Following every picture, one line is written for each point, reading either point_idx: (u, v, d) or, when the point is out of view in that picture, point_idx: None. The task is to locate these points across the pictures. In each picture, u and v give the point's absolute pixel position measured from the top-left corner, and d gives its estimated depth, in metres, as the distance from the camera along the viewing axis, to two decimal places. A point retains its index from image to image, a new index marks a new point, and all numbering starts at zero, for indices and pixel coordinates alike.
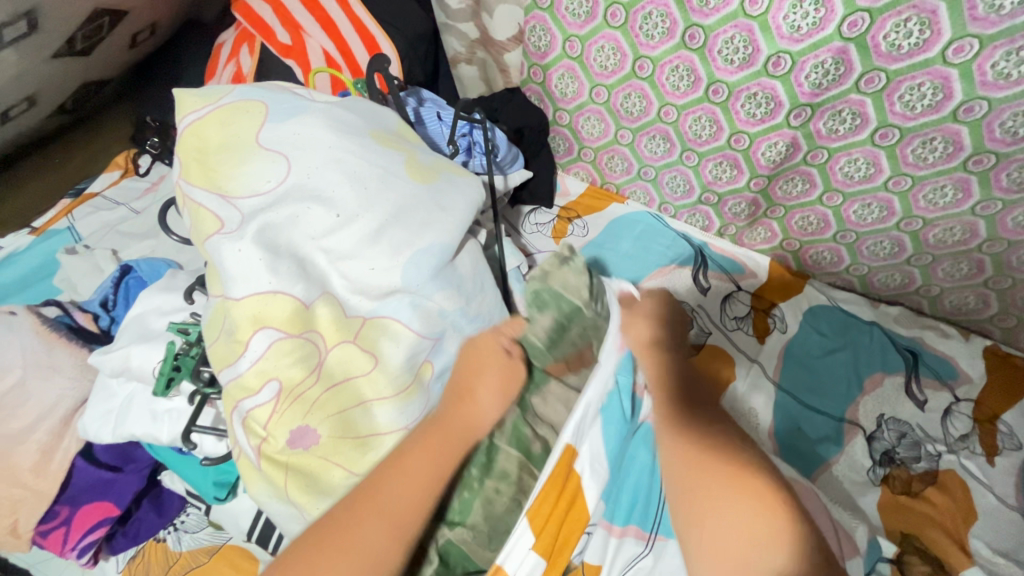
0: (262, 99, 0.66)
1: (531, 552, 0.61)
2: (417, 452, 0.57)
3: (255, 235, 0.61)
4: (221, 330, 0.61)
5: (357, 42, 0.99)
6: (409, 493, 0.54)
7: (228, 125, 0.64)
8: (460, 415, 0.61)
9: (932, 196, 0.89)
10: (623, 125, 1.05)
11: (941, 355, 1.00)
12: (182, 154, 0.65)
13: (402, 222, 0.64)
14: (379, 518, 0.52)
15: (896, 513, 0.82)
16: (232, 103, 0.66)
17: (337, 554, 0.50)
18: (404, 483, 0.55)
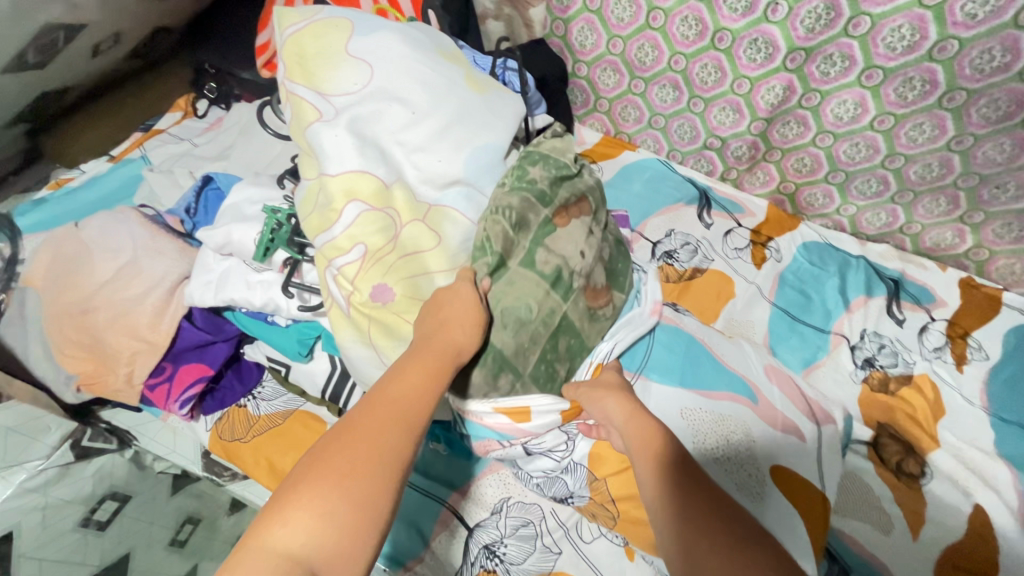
0: (346, 16, 0.68)
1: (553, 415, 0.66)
2: (411, 364, 0.52)
3: (349, 124, 0.63)
4: (315, 205, 0.63)
5: None
6: (416, 397, 0.50)
7: (321, 37, 0.65)
8: (441, 334, 0.56)
9: (913, 133, 1.00)
10: (637, 75, 1.16)
11: (921, 283, 1.12)
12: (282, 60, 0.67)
13: (466, 122, 0.67)
14: (389, 417, 0.47)
15: (875, 407, 0.94)
16: (324, 16, 0.67)
17: (333, 472, 0.43)
18: (399, 399, 0.49)
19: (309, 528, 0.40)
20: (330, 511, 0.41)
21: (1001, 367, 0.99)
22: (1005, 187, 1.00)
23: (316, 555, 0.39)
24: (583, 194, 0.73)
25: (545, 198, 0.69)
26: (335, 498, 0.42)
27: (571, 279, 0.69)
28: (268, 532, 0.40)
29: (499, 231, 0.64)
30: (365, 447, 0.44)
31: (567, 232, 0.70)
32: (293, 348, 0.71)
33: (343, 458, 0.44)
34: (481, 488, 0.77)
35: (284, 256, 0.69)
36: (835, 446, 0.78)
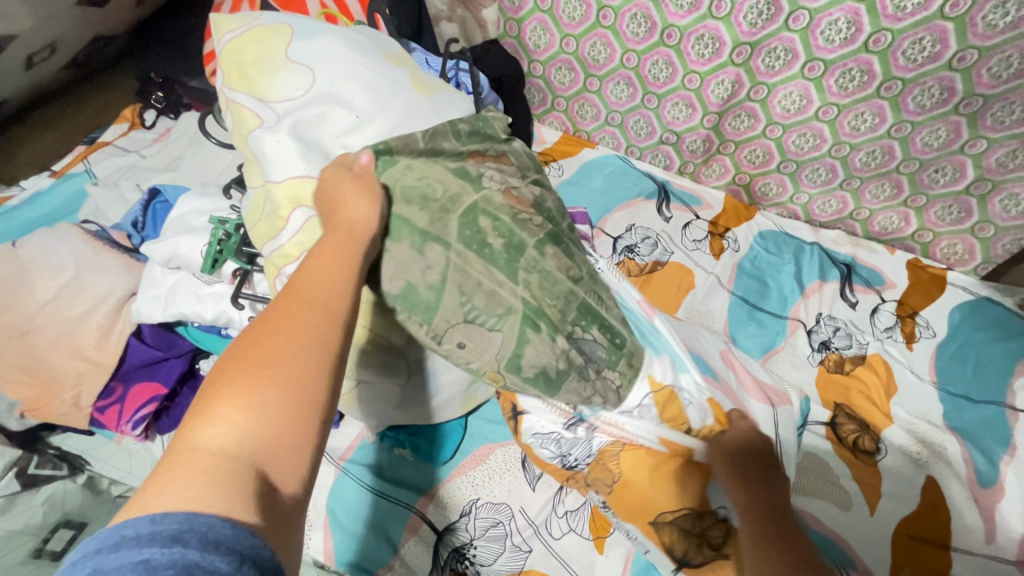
0: (287, 21, 0.67)
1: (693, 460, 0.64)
2: (321, 255, 0.49)
3: (292, 128, 0.61)
4: (262, 213, 0.62)
5: None
6: (331, 281, 0.47)
7: (261, 43, 0.64)
8: (345, 229, 0.53)
9: (855, 122, 1.03)
10: (591, 73, 1.18)
11: (871, 267, 1.16)
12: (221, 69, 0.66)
13: (412, 124, 0.66)
14: (296, 308, 0.44)
15: (831, 388, 0.97)
16: (264, 23, 0.66)
17: (258, 361, 0.40)
18: (312, 286, 0.46)
19: (239, 418, 0.37)
20: (255, 401, 0.38)
21: (947, 343, 1.04)
22: (942, 171, 1.05)
23: (249, 447, 0.37)
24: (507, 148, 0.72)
25: (461, 130, 0.68)
26: (257, 387, 0.39)
27: (483, 181, 0.63)
28: (193, 432, 0.37)
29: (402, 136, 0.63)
30: (285, 334, 0.42)
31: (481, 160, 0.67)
32: None
33: (264, 349, 0.41)
34: (450, 490, 0.77)
35: (233, 267, 0.66)
36: (792, 429, 0.79)
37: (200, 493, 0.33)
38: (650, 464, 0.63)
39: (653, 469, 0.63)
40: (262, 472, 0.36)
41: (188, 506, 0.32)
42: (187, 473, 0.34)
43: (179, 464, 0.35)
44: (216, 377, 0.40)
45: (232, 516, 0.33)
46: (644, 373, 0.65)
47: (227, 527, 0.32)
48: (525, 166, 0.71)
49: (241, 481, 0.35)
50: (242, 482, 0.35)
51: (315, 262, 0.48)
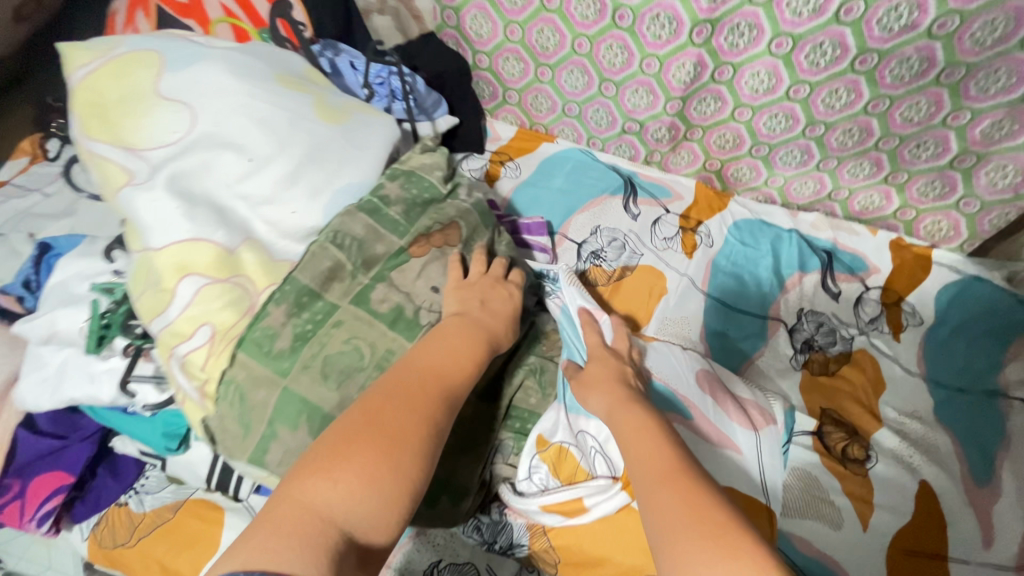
0: (156, 49, 0.58)
1: (597, 507, 0.56)
2: (448, 337, 0.52)
3: (167, 183, 0.53)
4: (146, 282, 0.53)
5: None
6: (458, 371, 0.51)
7: (124, 77, 0.56)
8: (478, 316, 0.55)
9: (829, 100, 0.95)
10: (542, 62, 1.07)
11: (852, 251, 1.09)
12: (76, 109, 0.56)
13: (318, 162, 0.58)
14: (428, 402, 0.48)
15: (816, 392, 0.91)
16: (126, 55, 0.57)
17: (379, 441, 0.45)
18: (440, 374, 0.50)
19: (353, 490, 0.42)
20: (374, 480, 0.43)
21: (936, 330, 0.99)
22: (924, 146, 0.98)
23: (353, 518, 0.42)
24: (453, 219, 0.60)
25: (398, 227, 0.58)
26: (381, 468, 0.44)
27: (422, 317, 0.55)
28: (314, 488, 0.42)
29: (325, 267, 0.54)
30: (408, 420, 0.46)
31: (424, 264, 0.57)
32: (159, 442, 0.61)
33: (388, 428, 0.45)
34: (406, 554, 0.69)
35: (124, 342, 0.59)
36: (776, 451, 0.74)
37: (285, 543, 0.39)
38: (593, 537, 0.57)
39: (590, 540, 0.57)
40: (354, 542, 0.41)
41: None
42: (292, 528, 0.40)
43: (289, 517, 0.41)
44: (338, 439, 0.45)
45: None
46: (534, 433, 0.62)
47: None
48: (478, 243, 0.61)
49: (330, 545, 0.40)
50: (337, 549, 0.40)
51: (446, 345, 0.52)
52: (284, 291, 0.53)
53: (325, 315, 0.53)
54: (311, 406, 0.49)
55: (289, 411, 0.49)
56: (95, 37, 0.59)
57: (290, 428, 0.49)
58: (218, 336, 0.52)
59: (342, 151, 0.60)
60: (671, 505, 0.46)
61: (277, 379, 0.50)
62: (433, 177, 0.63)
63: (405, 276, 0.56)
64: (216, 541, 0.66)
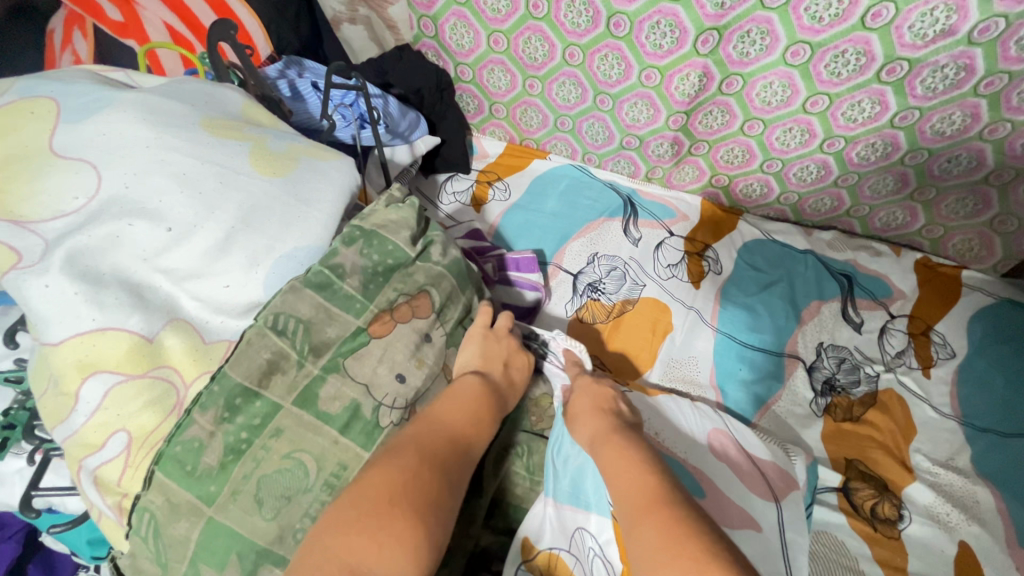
0: (49, 95, 0.49)
1: None
2: (466, 394, 0.52)
3: (64, 263, 0.45)
4: (46, 382, 0.45)
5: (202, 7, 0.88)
6: (479, 429, 0.51)
7: (7, 132, 0.47)
8: (498, 374, 0.56)
9: (850, 112, 0.85)
10: (530, 74, 0.97)
11: (875, 275, 1.00)
12: None
13: (254, 227, 0.51)
14: (453, 460, 0.47)
15: (841, 441, 0.82)
16: (11, 104, 0.47)
17: (398, 494, 0.42)
18: (462, 429, 0.49)
19: (379, 545, 0.39)
20: (405, 540, 0.40)
21: (970, 364, 0.89)
22: (957, 160, 0.88)
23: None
24: (422, 289, 0.56)
25: (354, 303, 0.52)
26: (406, 520, 0.41)
27: (384, 414, 0.51)
28: (343, 545, 0.39)
29: (262, 360, 0.48)
30: (426, 471, 0.44)
31: (387, 346, 0.53)
32: (86, 550, 0.53)
33: (410, 480, 0.43)
34: None
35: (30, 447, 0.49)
36: (801, 522, 0.64)
37: None
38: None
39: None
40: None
41: None
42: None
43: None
44: (364, 494, 0.42)
45: None
46: (518, 536, 0.58)
47: None
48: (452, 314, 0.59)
49: None
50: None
51: (467, 403, 0.51)
52: (211, 393, 0.46)
53: (263, 420, 0.47)
54: (241, 539, 0.44)
55: (216, 549, 0.44)
56: None
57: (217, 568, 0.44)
58: (137, 442, 0.45)
59: (282, 208, 0.52)
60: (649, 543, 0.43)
61: (202, 509, 0.44)
62: (401, 237, 0.57)
63: (363, 365, 0.51)
64: None
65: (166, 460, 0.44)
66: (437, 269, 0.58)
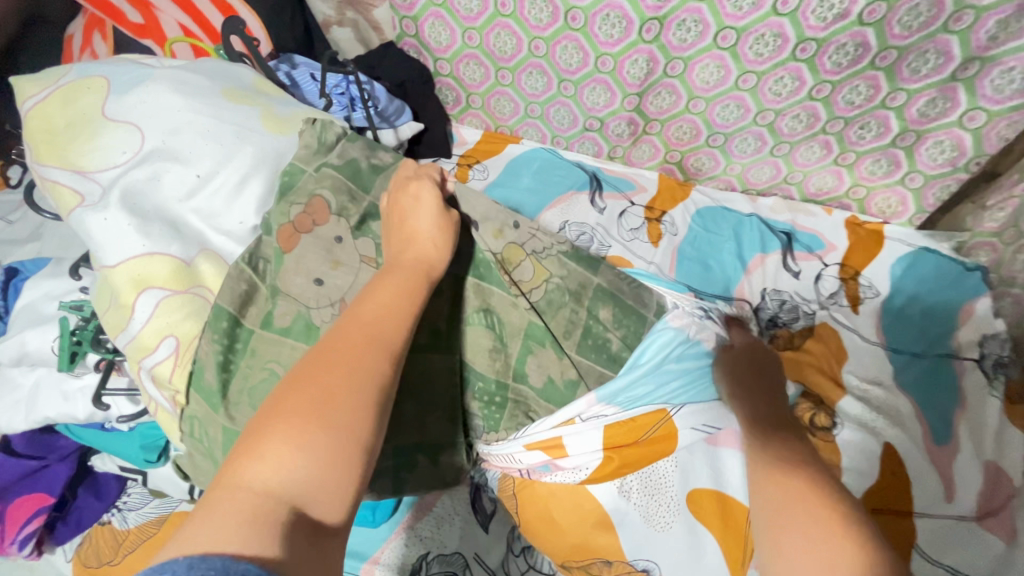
0: (102, 74, 0.61)
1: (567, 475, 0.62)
2: (377, 291, 0.52)
3: (117, 201, 0.56)
4: (108, 300, 0.56)
5: (211, 8, 0.94)
6: (390, 320, 0.50)
7: (70, 104, 0.59)
8: (406, 264, 0.54)
9: (776, 87, 1.00)
10: (501, 66, 1.10)
11: (810, 231, 1.14)
12: (30, 139, 0.60)
13: (266, 172, 0.60)
14: (359, 359, 0.46)
15: (783, 366, 0.93)
16: (71, 83, 0.61)
17: (314, 401, 0.44)
18: (374, 322, 0.49)
19: (287, 455, 0.41)
20: (301, 443, 0.42)
21: (892, 299, 1.04)
22: (867, 127, 1.03)
23: (294, 487, 0.40)
24: (314, 195, 0.59)
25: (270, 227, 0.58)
26: (312, 427, 0.42)
27: (316, 315, 0.55)
28: (246, 468, 0.41)
29: (241, 290, 0.55)
30: (344, 368, 0.46)
31: (299, 256, 0.56)
32: (138, 456, 0.61)
33: (327, 380, 0.45)
34: (396, 551, 0.72)
35: (97, 357, 0.59)
36: None
37: (220, 523, 0.38)
38: (562, 498, 0.63)
39: (556, 497, 0.64)
40: (305, 512, 0.40)
41: (226, 545, 0.37)
42: (239, 501, 0.39)
43: (235, 489, 0.40)
44: (279, 403, 0.44)
45: (243, 552, 0.36)
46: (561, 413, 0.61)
47: (251, 559, 0.35)
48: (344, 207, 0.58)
49: (273, 516, 0.39)
50: (284, 517, 0.39)
51: (377, 299, 0.51)
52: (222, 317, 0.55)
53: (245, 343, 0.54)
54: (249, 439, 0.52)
55: (236, 448, 0.52)
56: (45, 69, 0.63)
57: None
58: (183, 345, 0.55)
59: (285, 158, 0.62)
60: (788, 493, 0.49)
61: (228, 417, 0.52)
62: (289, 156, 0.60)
63: (291, 275, 0.56)
64: None
65: (201, 365, 0.54)
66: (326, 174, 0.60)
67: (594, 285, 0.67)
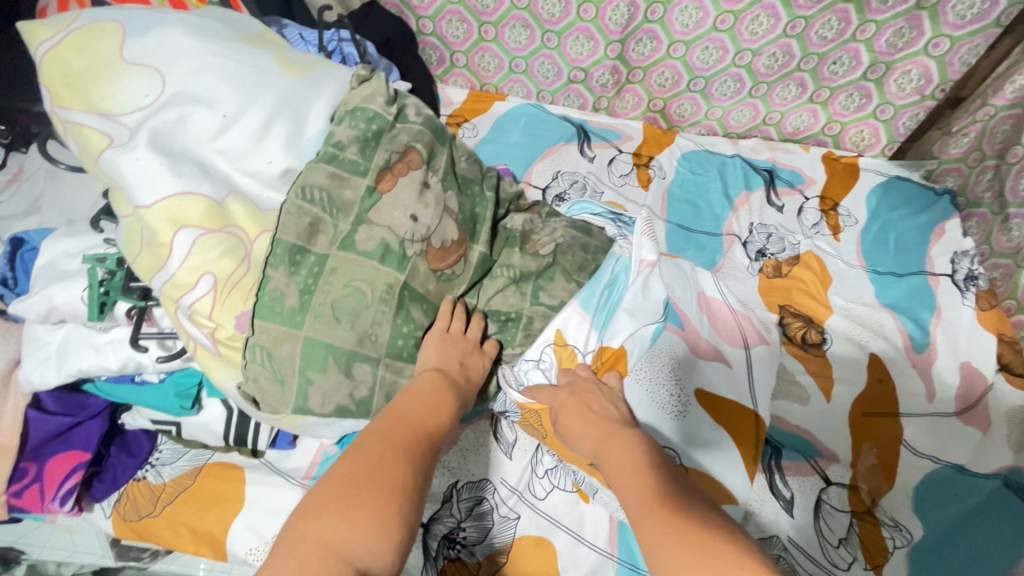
0: (114, 19, 0.61)
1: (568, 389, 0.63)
2: (424, 394, 0.56)
3: (147, 142, 0.57)
4: (141, 242, 0.57)
5: None
6: (434, 419, 0.55)
7: (87, 47, 0.59)
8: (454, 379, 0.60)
9: (752, 26, 1.05)
10: (484, 20, 1.13)
11: (791, 168, 1.19)
12: (48, 83, 0.60)
13: (289, 115, 0.62)
14: (423, 451, 0.50)
15: (774, 293, 1.00)
16: (85, 26, 0.60)
17: (381, 477, 0.46)
18: (424, 420, 0.54)
19: (361, 523, 0.43)
20: (383, 518, 0.43)
21: (869, 227, 1.10)
22: (840, 62, 1.08)
23: (370, 553, 0.42)
24: (409, 145, 0.65)
25: (359, 167, 0.62)
26: (387, 503, 0.44)
27: (407, 247, 0.61)
28: (322, 525, 0.42)
29: (306, 222, 0.59)
30: (406, 455, 0.49)
31: (395, 195, 0.62)
32: (173, 404, 0.65)
33: (391, 461, 0.48)
34: None
35: (127, 306, 0.62)
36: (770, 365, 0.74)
37: None
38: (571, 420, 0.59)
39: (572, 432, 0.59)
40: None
41: None
42: (308, 562, 0.40)
43: (306, 550, 0.41)
44: (352, 475, 0.46)
45: None
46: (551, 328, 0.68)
47: None
48: (438, 165, 0.67)
49: None
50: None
51: (421, 400, 0.55)
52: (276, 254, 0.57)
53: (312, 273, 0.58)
54: (336, 349, 0.57)
55: (318, 359, 0.57)
56: (54, 16, 0.63)
57: (321, 371, 0.57)
58: (225, 282, 0.57)
59: (307, 101, 0.64)
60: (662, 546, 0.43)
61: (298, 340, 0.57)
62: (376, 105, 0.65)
63: (384, 212, 0.61)
64: (242, 495, 0.69)
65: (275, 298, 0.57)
66: (417, 126, 0.67)
67: (595, 244, 0.76)
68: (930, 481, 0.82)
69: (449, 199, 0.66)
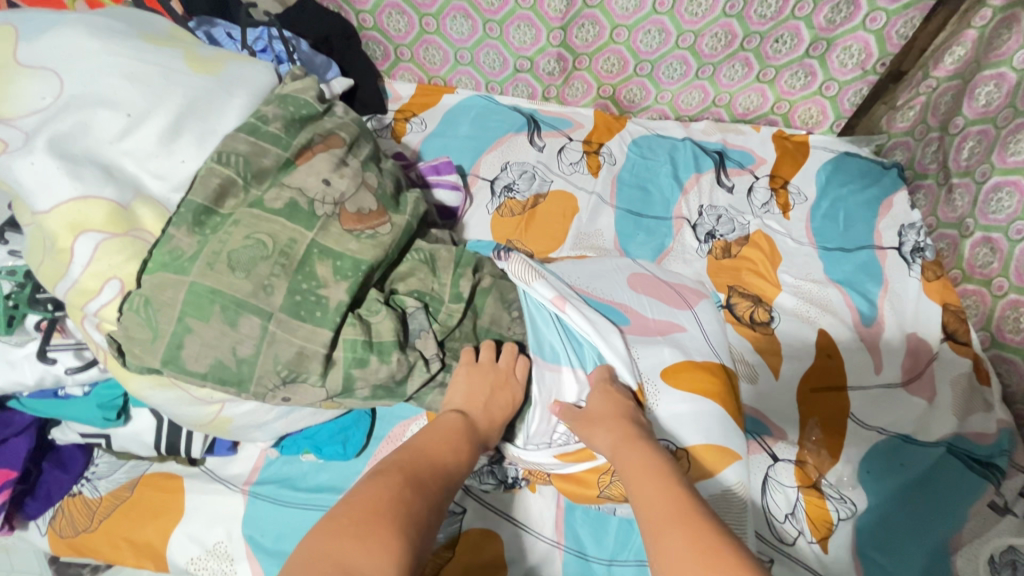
0: (9, 22, 0.60)
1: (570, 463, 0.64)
2: (438, 437, 0.55)
3: (44, 146, 0.55)
4: (44, 251, 0.56)
5: None
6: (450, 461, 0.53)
7: None
8: (477, 419, 0.60)
9: (691, 8, 1.05)
10: (424, 13, 1.12)
11: (741, 148, 1.18)
12: None
13: (199, 113, 0.62)
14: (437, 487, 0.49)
15: (723, 274, 1.00)
16: None
17: (383, 513, 0.43)
18: (441, 457, 0.53)
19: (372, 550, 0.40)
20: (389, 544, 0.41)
21: (820, 204, 1.10)
22: (782, 40, 1.09)
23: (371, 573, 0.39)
24: (331, 131, 0.67)
25: (282, 141, 0.63)
26: (393, 532, 0.42)
27: (317, 207, 0.61)
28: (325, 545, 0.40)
29: (214, 184, 0.59)
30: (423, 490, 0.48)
31: (309, 163, 0.63)
32: (96, 415, 0.64)
33: (399, 494, 0.46)
34: None
35: (36, 319, 0.61)
36: (714, 320, 0.76)
37: None
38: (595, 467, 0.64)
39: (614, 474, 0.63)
40: None
41: None
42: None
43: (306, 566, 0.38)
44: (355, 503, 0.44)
45: None
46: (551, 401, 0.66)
47: None
48: (360, 151, 0.69)
49: None
50: None
51: (439, 442, 0.54)
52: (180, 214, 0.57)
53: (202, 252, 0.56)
54: (222, 294, 0.55)
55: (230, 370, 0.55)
56: None
57: (203, 319, 0.54)
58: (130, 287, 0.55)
59: (219, 104, 0.64)
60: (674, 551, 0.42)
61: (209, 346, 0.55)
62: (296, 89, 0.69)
63: (297, 176, 0.62)
64: (181, 506, 0.69)
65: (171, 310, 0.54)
66: (345, 119, 0.71)
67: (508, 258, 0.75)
68: (876, 453, 0.83)
69: (368, 177, 0.67)
